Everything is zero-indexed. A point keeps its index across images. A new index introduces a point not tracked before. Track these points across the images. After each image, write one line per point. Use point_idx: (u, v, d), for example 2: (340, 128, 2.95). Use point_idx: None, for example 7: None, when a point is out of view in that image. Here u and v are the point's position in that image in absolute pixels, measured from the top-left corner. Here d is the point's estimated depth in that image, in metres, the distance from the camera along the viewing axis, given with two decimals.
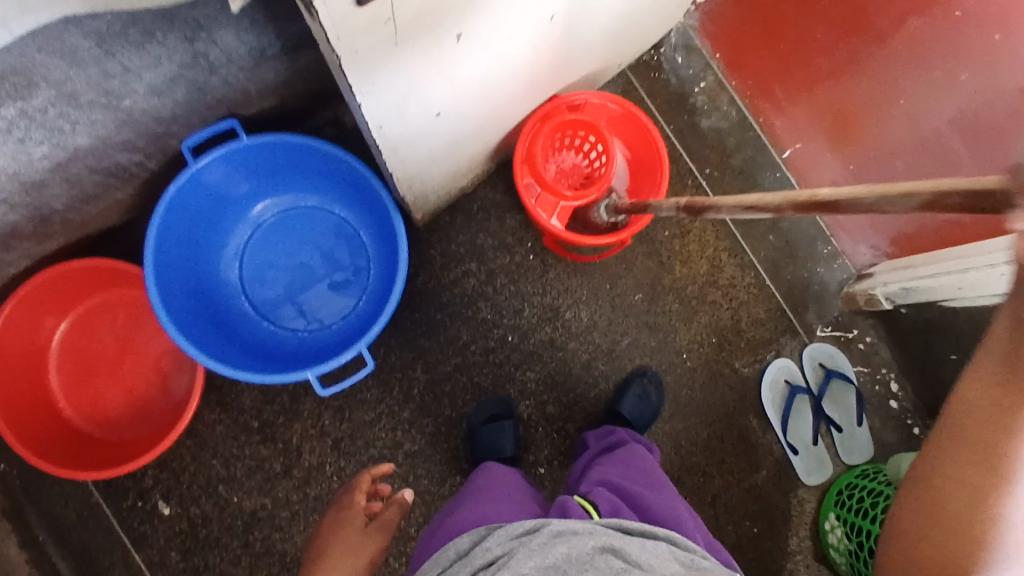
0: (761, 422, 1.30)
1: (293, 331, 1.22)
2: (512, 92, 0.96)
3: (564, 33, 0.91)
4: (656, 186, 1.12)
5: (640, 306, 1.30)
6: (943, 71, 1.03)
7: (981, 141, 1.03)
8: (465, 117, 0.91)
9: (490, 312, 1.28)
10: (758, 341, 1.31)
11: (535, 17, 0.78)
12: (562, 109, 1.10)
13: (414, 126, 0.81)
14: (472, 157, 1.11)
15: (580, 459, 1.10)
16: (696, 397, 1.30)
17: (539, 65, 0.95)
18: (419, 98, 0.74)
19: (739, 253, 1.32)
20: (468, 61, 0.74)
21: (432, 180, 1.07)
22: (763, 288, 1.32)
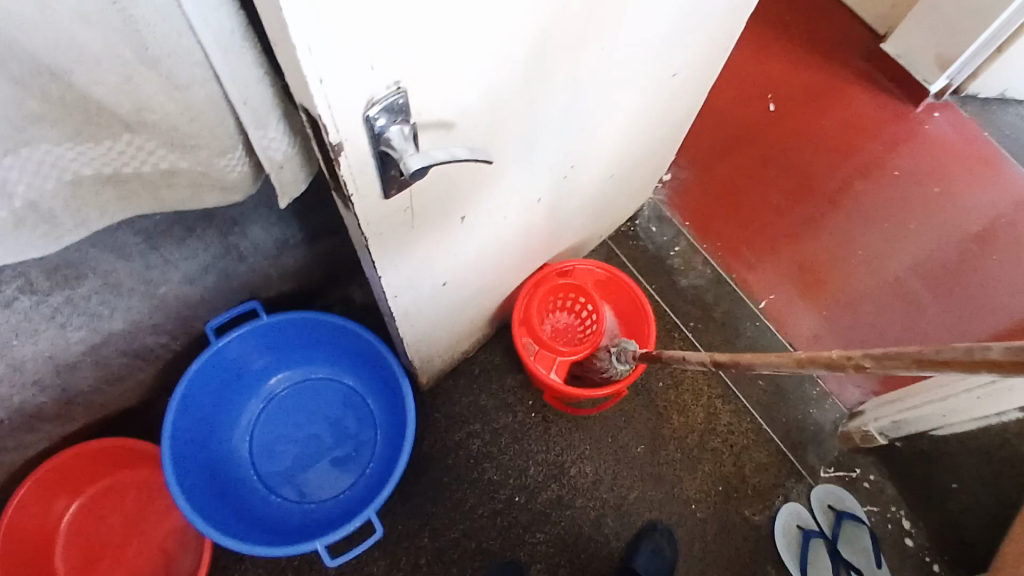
0: (779, 572, 1.27)
1: (301, 504, 1.22)
2: (506, 263, 1.07)
3: (550, 211, 1.04)
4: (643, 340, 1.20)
5: (642, 458, 1.33)
6: (893, 226, 1.37)
7: (941, 287, 1.31)
8: (466, 285, 1.00)
9: (496, 473, 1.29)
10: (764, 487, 1.32)
11: (524, 198, 0.91)
12: (552, 275, 1.21)
13: (422, 294, 0.90)
14: (471, 322, 1.19)
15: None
16: (710, 549, 1.28)
17: (530, 238, 1.07)
18: (426, 269, 0.83)
19: (733, 399, 1.39)
20: (468, 237, 0.85)
21: (436, 344, 1.14)
22: (760, 433, 1.36)
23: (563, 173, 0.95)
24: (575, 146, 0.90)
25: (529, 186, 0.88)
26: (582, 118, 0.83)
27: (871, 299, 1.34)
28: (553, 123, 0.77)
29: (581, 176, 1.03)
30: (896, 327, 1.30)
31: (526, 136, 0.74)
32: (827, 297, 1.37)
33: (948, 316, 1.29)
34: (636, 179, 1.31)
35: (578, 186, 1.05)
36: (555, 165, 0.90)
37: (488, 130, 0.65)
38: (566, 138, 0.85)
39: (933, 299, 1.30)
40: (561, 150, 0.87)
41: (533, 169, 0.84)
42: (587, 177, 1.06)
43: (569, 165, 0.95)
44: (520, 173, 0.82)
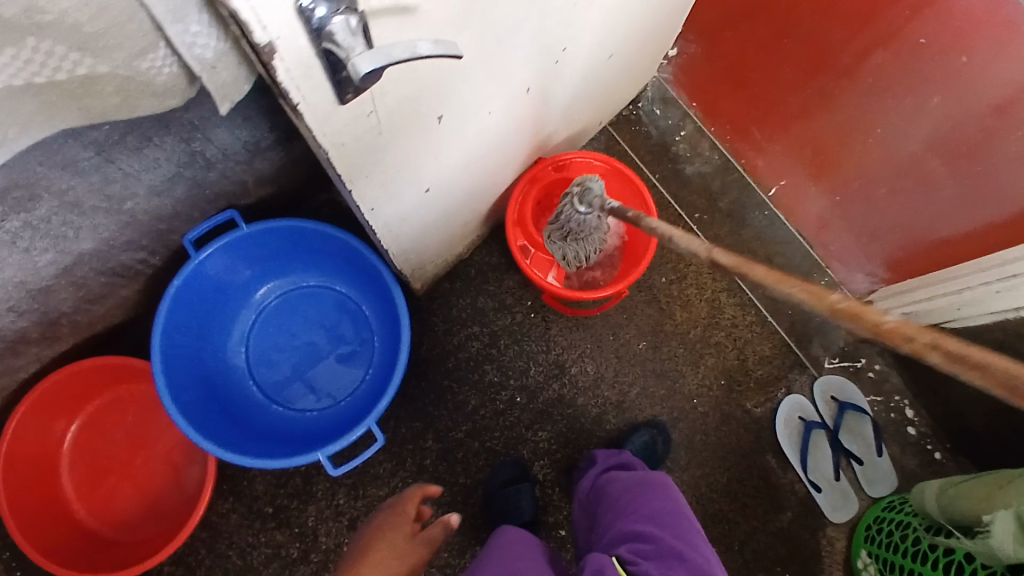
0: (780, 461, 1.28)
1: (302, 413, 1.22)
2: (493, 163, 0.99)
3: (537, 102, 0.94)
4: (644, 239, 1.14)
5: (644, 354, 1.30)
6: (910, 97, 1.02)
7: (957, 169, 1.02)
8: (449, 192, 0.93)
9: (496, 374, 1.28)
10: (767, 379, 1.31)
11: (507, 92, 0.81)
12: (547, 171, 1.14)
13: (401, 203, 0.82)
14: (459, 227, 1.13)
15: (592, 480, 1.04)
16: (711, 442, 1.28)
17: (517, 135, 0.98)
18: (401, 179, 0.76)
19: (738, 293, 1.34)
20: (447, 141, 0.77)
21: (422, 252, 1.09)
22: (765, 325, 1.33)
23: (549, 59, 0.85)
24: (562, 27, 0.79)
25: (511, 77, 0.78)
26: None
27: (881, 186, 1.16)
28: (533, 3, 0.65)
29: (569, 61, 0.92)
30: (906, 214, 1.15)
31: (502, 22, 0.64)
32: (837, 178, 1.24)
33: (961, 200, 1.04)
34: (637, 58, 1.19)
35: (567, 73, 0.95)
36: (540, 51, 0.80)
37: (454, 14, 0.56)
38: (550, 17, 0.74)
39: (946, 183, 1.05)
40: (544, 34, 0.77)
41: (515, 56, 0.74)
42: (576, 61, 0.95)
43: (555, 49, 0.84)
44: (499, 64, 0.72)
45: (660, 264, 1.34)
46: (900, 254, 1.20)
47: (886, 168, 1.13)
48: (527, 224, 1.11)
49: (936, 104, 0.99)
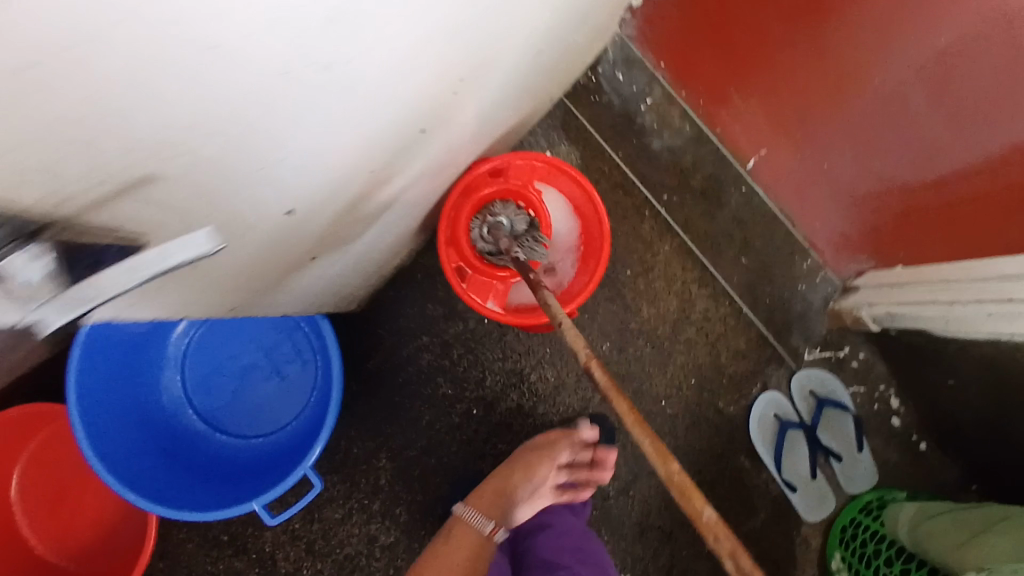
0: (754, 461, 1.22)
1: (247, 439, 1.16)
2: (398, 198, 0.84)
3: (433, 130, 0.74)
4: (597, 245, 1.06)
5: (608, 357, 1.22)
6: (909, 27, 0.76)
7: (963, 114, 0.77)
8: (335, 242, 0.79)
9: (450, 386, 1.21)
10: (741, 376, 1.23)
11: (365, 150, 0.61)
12: (483, 179, 1.02)
13: (269, 279, 0.70)
14: (375, 254, 0.99)
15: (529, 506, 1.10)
16: (682, 445, 1.22)
17: (413, 166, 0.78)
18: (252, 268, 0.63)
19: (709, 282, 1.25)
20: (303, 223, 0.63)
21: (328, 289, 0.96)
22: (740, 317, 1.24)
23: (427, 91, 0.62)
24: (432, 59, 0.57)
25: (361, 136, 0.57)
26: (432, 36, 0.51)
27: (872, 145, 0.91)
28: (340, 64, 0.43)
29: (469, 78, 0.70)
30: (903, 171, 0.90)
31: (287, 108, 0.42)
32: (821, 145, 0.98)
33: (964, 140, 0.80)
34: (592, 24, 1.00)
35: (469, 88, 0.73)
36: (404, 93, 0.57)
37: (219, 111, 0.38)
38: (404, 63, 0.52)
39: (951, 128, 0.79)
40: (402, 79, 0.54)
41: (368, 124, 0.55)
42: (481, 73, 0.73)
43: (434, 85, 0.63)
44: (325, 136, 0.51)
45: (624, 257, 1.24)
46: (903, 227, 0.97)
47: (873, 122, 0.88)
48: (461, 243, 0.99)
49: (945, 45, 0.74)
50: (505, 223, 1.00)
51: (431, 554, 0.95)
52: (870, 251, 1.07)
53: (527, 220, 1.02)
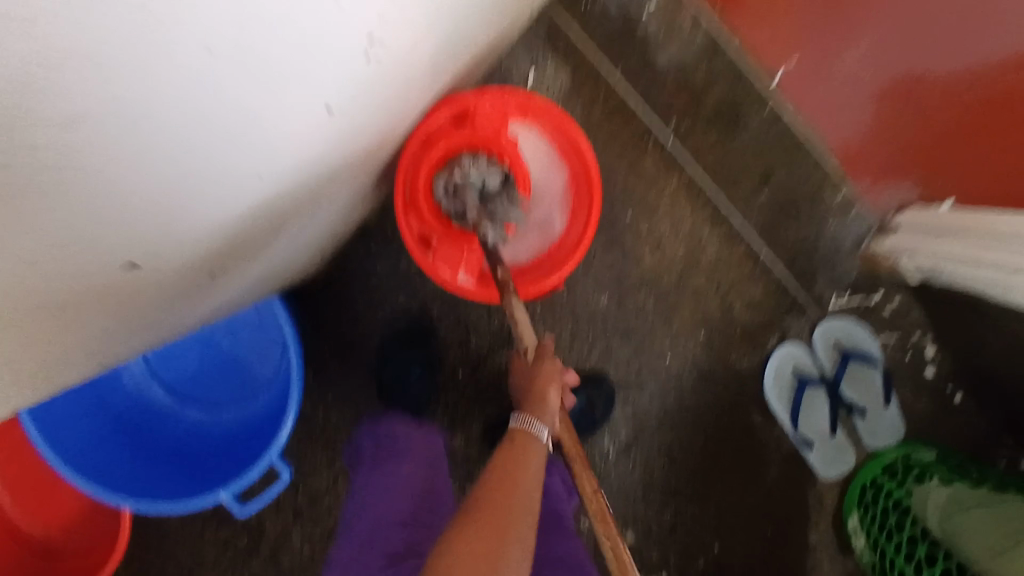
0: (766, 416, 1.12)
1: (214, 414, 1.02)
2: (330, 188, 0.68)
3: (354, 128, 0.57)
4: (587, 193, 0.92)
5: (607, 311, 1.08)
6: None
7: None
8: (246, 256, 0.64)
9: (432, 349, 1.10)
10: (755, 327, 1.09)
11: (218, 181, 0.44)
12: (446, 127, 0.85)
13: (155, 313, 0.57)
14: (316, 235, 0.84)
15: (394, 453, 0.97)
16: (688, 403, 1.11)
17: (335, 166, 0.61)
18: (115, 321, 0.50)
19: (721, 222, 1.09)
20: (165, 265, 0.48)
21: (262, 280, 0.82)
22: (756, 263, 1.09)
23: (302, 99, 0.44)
24: (284, 62, 0.39)
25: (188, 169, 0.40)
26: (297, 21, 0.36)
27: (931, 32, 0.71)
28: (43, 102, 0.26)
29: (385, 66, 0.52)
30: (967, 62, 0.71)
31: (44, 152, 0.29)
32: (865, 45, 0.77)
33: None
34: None
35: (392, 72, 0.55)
36: (243, 113, 0.39)
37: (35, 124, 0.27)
38: (229, 81, 0.35)
39: None
40: (226, 98, 0.37)
41: (276, 128, 0.44)
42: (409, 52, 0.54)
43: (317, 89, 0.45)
44: (100, 198, 0.34)
45: (623, 197, 1.08)
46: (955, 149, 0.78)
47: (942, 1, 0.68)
48: (423, 208, 0.85)
49: None
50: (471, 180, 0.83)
51: (489, 485, 0.62)
52: (915, 180, 0.88)
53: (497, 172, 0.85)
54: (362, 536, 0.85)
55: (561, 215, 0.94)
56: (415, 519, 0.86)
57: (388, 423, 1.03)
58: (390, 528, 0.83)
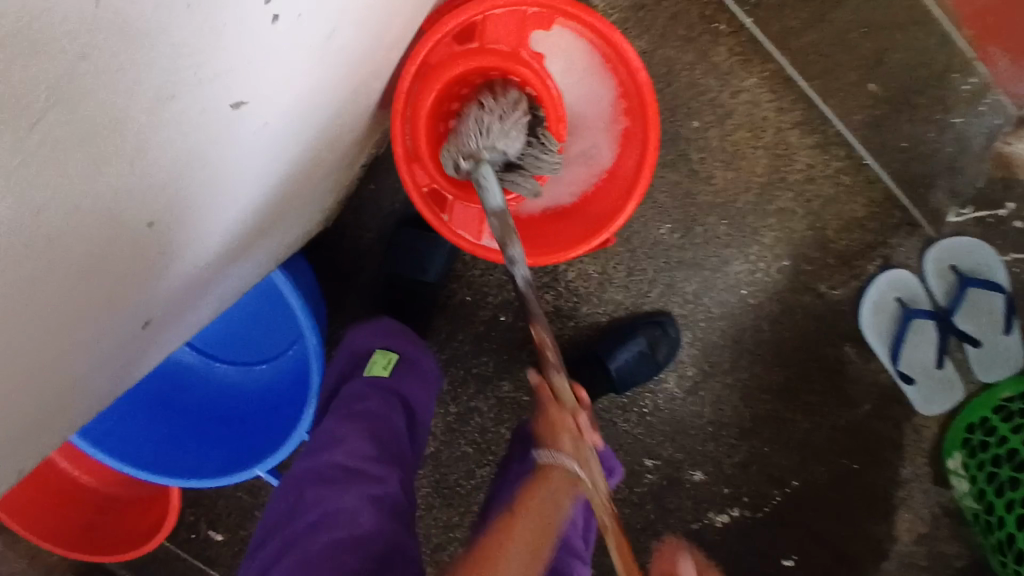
0: (861, 351, 0.95)
1: (248, 367, 0.96)
2: (283, 147, 0.53)
3: (274, 77, 0.43)
4: (640, 112, 0.72)
5: (670, 242, 0.92)
6: None
7: None
8: (183, 264, 0.49)
9: (469, 294, 0.96)
10: (853, 250, 0.91)
11: (45, 192, 0.30)
12: (449, 52, 0.67)
13: (85, 362, 0.44)
14: (297, 206, 0.70)
15: (361, 388, 0.72)
16: (765, 339, 0.96)
17: (266, 125, 0.47)
18: (19, 392, 0.37)
19: (814, 124, 0.87)
20: (41, 301, 0.35)
21: (244, 276, 0.69)
22: (858, 172, 0.88)
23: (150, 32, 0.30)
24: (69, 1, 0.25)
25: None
26: None
27: None
28: None
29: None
30: None
31: None
32: None
33: None
34: None
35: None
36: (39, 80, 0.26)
37: None
38: None
39: None
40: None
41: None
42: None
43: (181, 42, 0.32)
44: None
45: (689, 100, 0.87)
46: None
47: None
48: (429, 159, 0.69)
49: None
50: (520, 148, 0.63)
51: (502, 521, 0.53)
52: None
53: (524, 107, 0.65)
54: (291, 487, 0.63)
55: (609, 142, 0.76)
56: (361, 469, 0.63)
57: (375, 330, 0.79)
58: (320, 493, 0.60)
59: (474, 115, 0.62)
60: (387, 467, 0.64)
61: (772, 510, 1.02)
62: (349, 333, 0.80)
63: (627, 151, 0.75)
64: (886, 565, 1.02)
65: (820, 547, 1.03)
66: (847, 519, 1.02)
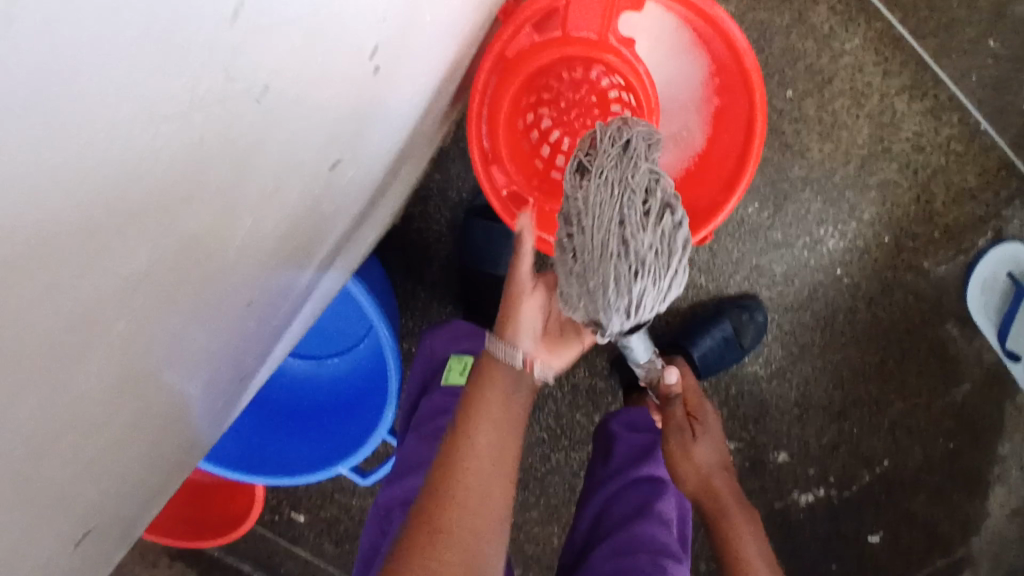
0: (966, 329, 0.89)
1: (321, 360, 0.93)
2: (372, 163, 0.49)
3: (371, 111, 0.40)
4: (742, 91, 0.65)
5: (757, 221, 0.86)
6: None
7: None
8: (275, 300, 0.46)
9: None
10: (961, 224, 0.85)
11: (181, 265, 0.28)
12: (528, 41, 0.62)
13: (171, 409, 0.40)
14: (374, 216, 0.66)
15: (439, 402, 0.69)
16: (862, 321, 0.90)
17: (362, 155, 0.44)
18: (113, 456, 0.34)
19: (924, 88, 0.80)
20: (151, 366, 0.32)
21: (323, 295, 0.66)
22: (970, 140, 0.82)
23: (277, 94, 0.27)
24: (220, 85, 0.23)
25: (122, 278, 0.25)
26: None
27: None
28: None
29: (390, 35, 0.35)
30: None
31: None
32: None
33: None
34: None
35: (405, 37, 0.38)
36: (181, 147, 0.23)
37: None
38: None
39: None
40: (141, 150, 0.21)
41: None
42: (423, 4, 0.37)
43: (300, 104, 0.30)
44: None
45: (784, 64, 0.81)
46: None
47: None
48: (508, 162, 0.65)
49: None
50: (678, 286, 0.52)
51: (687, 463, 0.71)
52: None
53: (644, 223, 0.49)
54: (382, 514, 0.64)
55: (701, 124, 0.70)
56: None
57: (447, 335, 0.75)
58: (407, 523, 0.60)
59: (604, 250, 0.49)
60: None
61: (858, 490, 0.96)
62: (425, 336, 0.77)
63: (727, 135, 0.68)
64: (975, 543, 0.96)
65: (912, 526, 0.96)
66: (942, 499, 0.95)
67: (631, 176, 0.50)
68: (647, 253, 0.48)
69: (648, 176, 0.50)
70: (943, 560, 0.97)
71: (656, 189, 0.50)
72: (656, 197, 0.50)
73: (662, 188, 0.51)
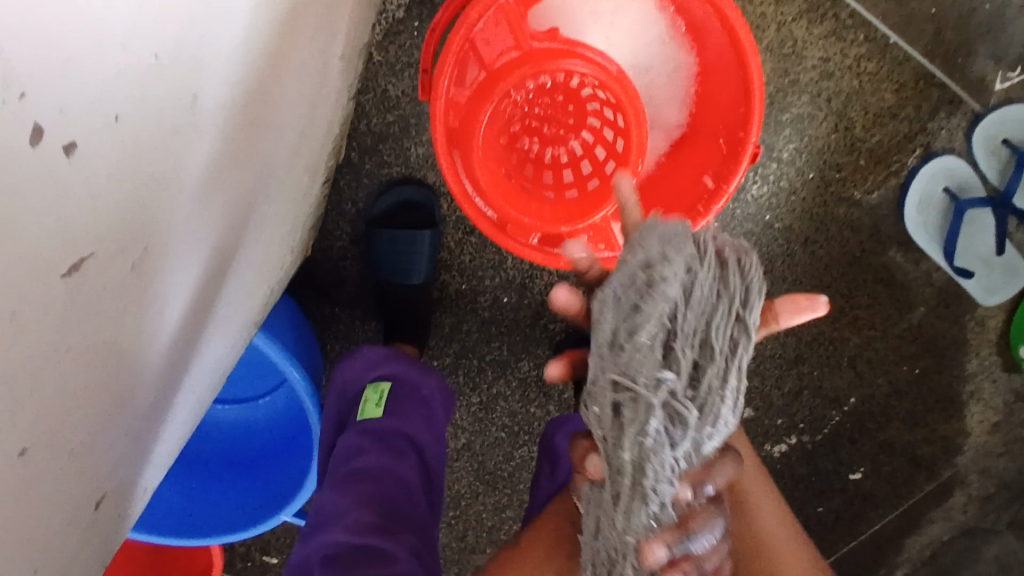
0: (914, 250, 0.84)
1: (252, 404, 0.88)
2: (195, 209, 0.43)
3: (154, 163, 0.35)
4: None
5: None
6: None
7: None
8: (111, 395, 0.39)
9: (462, 282, 0.87)
10: (886, 145, 0.80)
11: None
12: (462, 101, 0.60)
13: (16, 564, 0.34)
14: (257, 256, 0.61)
15: (352, 440, 0.65)
16: (800, 263, 0.84)
17: (159, 218, 0.38)
18: None
19: (822, 9, 0.76)
20: None
21: (221, 359, 0.62)
22: (882, 55, 0.77)
23: None
24: None
25: None
26: None
27: None
28: None
29: (122, 82, 0.30)
30: None
31: None
32: None
33: None
34: None
35: (151, 81, 0.32)
36: None
37: None
38: None
39: None
40: None
41: None
42: (162, 38, 0.32)
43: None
44: None
45: None
46: None
47: None
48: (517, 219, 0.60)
49: None
50: None
51: None
52: None
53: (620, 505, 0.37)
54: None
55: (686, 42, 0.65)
56: (361, 539, 0.55)
57: (361, 362, 0.71)
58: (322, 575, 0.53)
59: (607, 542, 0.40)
60: (391, 536, 0.56)
61: (829, 432, 0.91)
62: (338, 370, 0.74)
63: (708, 40, 0.62)
64: (960, 461, 0.91)
65: (891, 456, 0.91)
66: (918, 424, 0.90)
67: (597, 383, 0.37)
68: (623, 541, 0.38)
69: (621, 409, 0.36)
70: (930, 483, 0.92)
71: (623, 459, 0.36)
72: (629, 471, 0.36)
73: (641, 455, 0.36)
